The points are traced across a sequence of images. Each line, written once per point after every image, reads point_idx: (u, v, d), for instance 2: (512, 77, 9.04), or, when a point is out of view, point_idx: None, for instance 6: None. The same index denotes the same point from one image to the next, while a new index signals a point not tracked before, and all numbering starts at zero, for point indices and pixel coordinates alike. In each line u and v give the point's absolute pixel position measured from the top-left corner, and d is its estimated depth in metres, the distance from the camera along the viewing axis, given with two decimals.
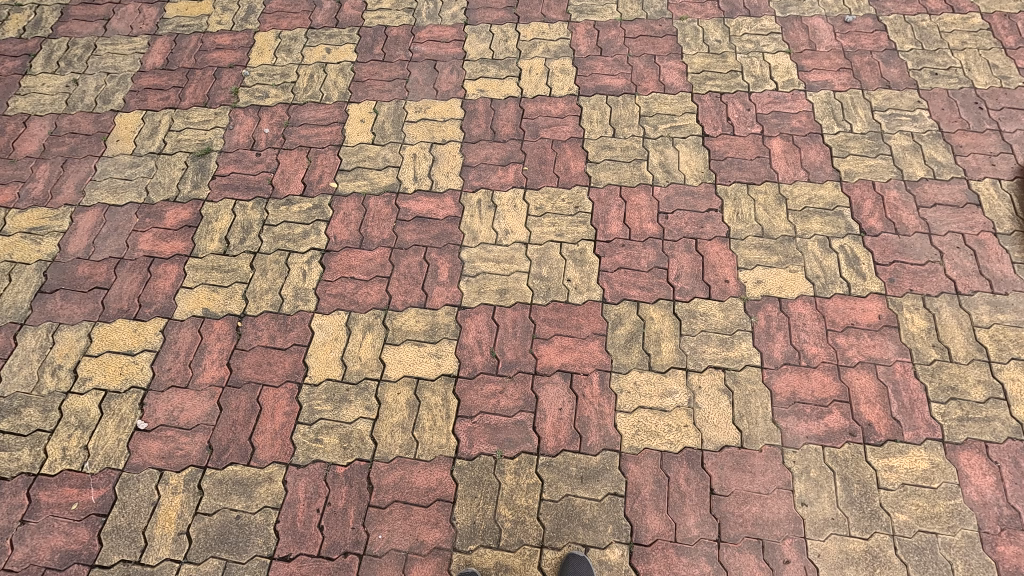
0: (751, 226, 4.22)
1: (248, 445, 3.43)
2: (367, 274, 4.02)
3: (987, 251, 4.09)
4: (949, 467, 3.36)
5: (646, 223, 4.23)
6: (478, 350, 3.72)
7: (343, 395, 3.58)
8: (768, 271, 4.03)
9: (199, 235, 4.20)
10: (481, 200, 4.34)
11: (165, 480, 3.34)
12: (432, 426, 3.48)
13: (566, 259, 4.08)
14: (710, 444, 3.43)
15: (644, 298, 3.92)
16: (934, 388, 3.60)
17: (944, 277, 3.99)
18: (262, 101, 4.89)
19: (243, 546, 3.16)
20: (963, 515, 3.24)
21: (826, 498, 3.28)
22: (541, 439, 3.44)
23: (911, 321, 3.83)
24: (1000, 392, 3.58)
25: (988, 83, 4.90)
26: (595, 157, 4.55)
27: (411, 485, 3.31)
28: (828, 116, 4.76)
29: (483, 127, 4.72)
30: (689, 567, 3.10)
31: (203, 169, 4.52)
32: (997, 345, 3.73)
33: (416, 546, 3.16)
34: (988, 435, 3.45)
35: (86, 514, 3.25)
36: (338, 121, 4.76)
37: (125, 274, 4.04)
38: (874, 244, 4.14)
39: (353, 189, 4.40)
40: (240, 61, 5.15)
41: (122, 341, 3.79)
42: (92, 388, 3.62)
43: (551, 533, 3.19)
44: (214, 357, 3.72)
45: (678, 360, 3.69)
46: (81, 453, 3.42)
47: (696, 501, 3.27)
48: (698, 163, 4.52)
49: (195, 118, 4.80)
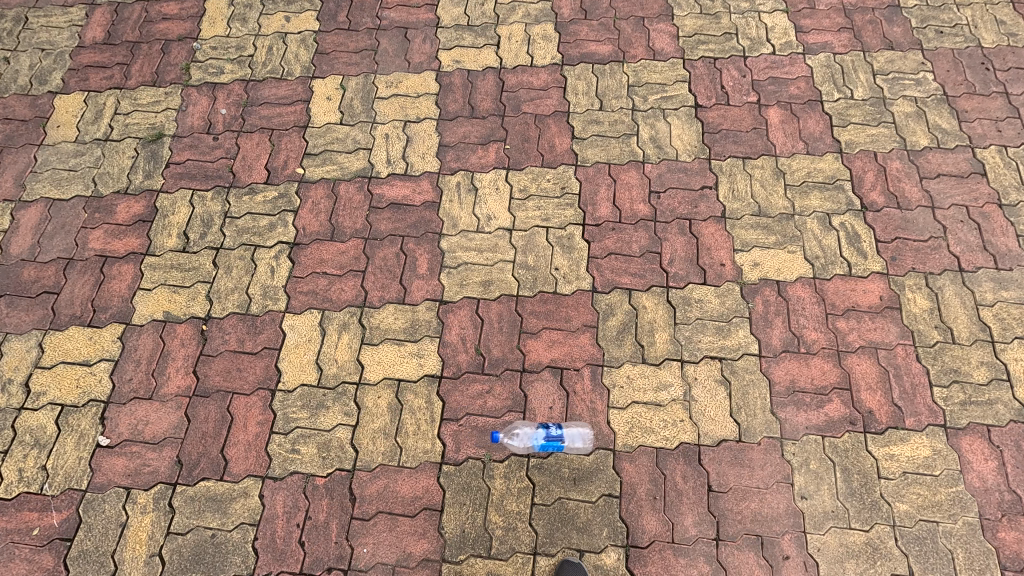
0: (747, 204, 3.99)
1: (220, 459, 3.22)
2: (340, 269, 3.74)
3: (991, 224, 3.91)
4: (950, 454, 3.27)
5: (638, 205, 3.97)
6: (463, 348, 3.51)
7: (319, 401, 3.37)
8: (765, 252, 3.83)
9: (155, 231, 3.87)
10: (461, 183, 4.04)
11: (133, 499, 3.14)
12: (417, 431, 3.29)
13: (552, 245, 3.83)
14: (707, 439, 3.29)
15: (636, 285, 3.70)
16: (936, 371, 3.47)
17: (948, 254, 3.82)
18: (217, 78, 4.47)
19: (221, 566, 3.01)
20: (964, 502, 3.16)
21: (825, 491, 3.18)
22: (532, 440, 3.27)
23: (913, 302, 3.67)
24: (1003, 373, 3.47)
25: (994, 42, 4.62)
26: (581, 133, 4.24)
27: (396, 495, 3.15)
28: (828, 81, 4.47)
29: (460, 102, 4.36)
30: (687, 568, 3.01)
31: (156, 157, 4.14)
32: (1000, 325, 3.60)
33: (404, 559, 3.02)
34: (990, 418, 3.35)
35: (49, 538, 3.06)
36: (301, 99, 4.37)
37: (76, 277, 3.72)
38: (875, 219, 3.94)
39: (321, 175, 4.06)
40: (190, 33, 4.68)
41: (77, 350, 3.51)
42: (47, 403, 3.37)
43: (544, 539, 3.06)
44: (179, 364, 3.46)
45: (672, 351, 3.52)
46: (40, 474, 3.20)
47: (693, 499, 3.15)
48: (691, 136, 4.23)
49: (143, 99, 4.38)
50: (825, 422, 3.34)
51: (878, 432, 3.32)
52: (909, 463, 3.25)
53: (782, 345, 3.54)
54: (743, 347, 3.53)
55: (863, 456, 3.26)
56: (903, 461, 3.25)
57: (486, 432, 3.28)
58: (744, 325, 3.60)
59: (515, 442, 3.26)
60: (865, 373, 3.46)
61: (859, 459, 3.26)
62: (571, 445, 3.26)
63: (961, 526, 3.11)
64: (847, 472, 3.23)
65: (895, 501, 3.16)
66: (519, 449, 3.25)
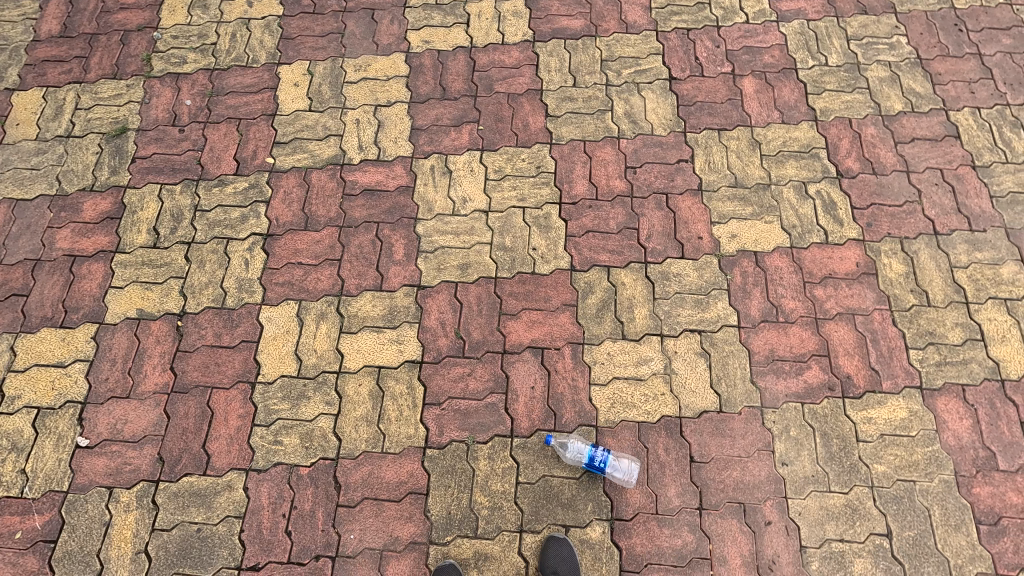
0: (724, 175, 3.97)
1: (202, 454, 3.21)
2: (315, 258, 3.69)
3: (965, 186, 3.93)
4: (927, 415, 3.32)
5: (614, 181, 3.95)
6: (443, 332, 3.49)
7: (300, 391, 3.35)
8: (742, 223, 3.82)
9: (124, 227, 3.79)
10: (434, 166, 3.98)
11: (116, 498, 3.12)
12: (399, 417, 3.29)
13: (529, 225, 3.80)
14: (688, 410, 3.32)
15: (614, 262, 3.69)
16: (912, 334, 3.51)
17: (922, 218, 3.83)
18: (180, 68, 4.35)
19: (208, 559, 3.01)
20: (940, 461, 3.22)
21: (806, 456, 3.23)
22: (515, 420, 3.28)
23: (889, 267, 3.69)
24: (977, 333, 3.52)
25: (967, 2, 4.59)
26: (555, 111, 4.18)
27: (381, 481, 3.15)
28: (803, 49, 4.43)
29: (431, 84, 4.28)
30: (671, 538, 3.06)
31: (121, 151, 4.04)
32: (975, 286, 3.63)
33: (391, 543, 3.04)
34: (965, 377, 3.40)
35: (33, 541, 3.04)
36: (268, 87, 4.27)
37: (45, 277, 3.65)
38: (851, 186, 3.94)
39: (292, 164, 3.99)
40: (149, 22, 4.54)
41: (50, 352, 3.45)
42: (23, 407, 3.32)
43: (529, 516, 3.09)
44: (156, 362, 3.42)
45: (652, 326, 3.52)
46: (20, 478, 3.17)
47: (676, 470, 3.19)
48: (666, 110, 4.19)
49: (104, 93, 4.26)
50: (805, 389, 3.37)
51: (856, 397, 3.36)
52: (886, 425, 3.30)
53: (761, 315, 3.56)
54: (723, 319, 3.54)
55: (842, 420, 3.31)
56: (881, 423, 3.30)
57: (469, 416, 3.28)
58: (723, 297, 3.61)
59: (566, 452, 3.18)
60: (843, 339, 3.50)
61: (837, 424, 3.30)
62: (616, 475, 3.14)
63: (938, 484, 3.17)
64: (826, 437, 3.27)
65: (873, 463, 3.22)
66: (568, 460, 3.17)
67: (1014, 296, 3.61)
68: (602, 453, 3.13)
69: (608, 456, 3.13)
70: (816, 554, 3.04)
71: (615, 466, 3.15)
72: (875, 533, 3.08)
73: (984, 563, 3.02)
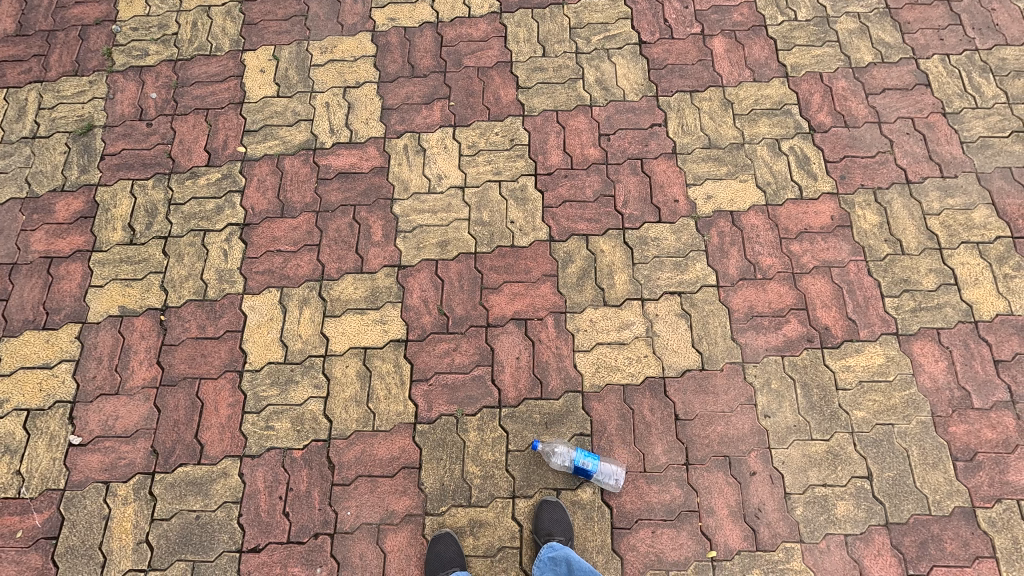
0: (697, 137, 3.97)
1: (195, 444, 3.25)
2: (294, 245, 3.69)
3: (937, 134, 3.95)
4: (903, 359, 3.40)
5: (588, 149, 3.94)
6: (426, 310, 3.52)
7: (288, 376, 3.38)
8: (718, 184, 3.84)
9: (99, 226, 3.76)
10: (408, 145, 3.96)
11: (113, 492, 3.16)
12: (388, 395, 3.33)
13: (506, 199, 3.80)
14: (671, 370, 3.38)
15: (592, 231, 3.71)
16: (888, 283, 3.57)
17: (895, 167, 3.87)
18: (143, 61, 4.27)
19: (209, 545, 3.07)
20: (917, 403, 3.31)
21: (787, 407, 3.31)
22: (502, 391, 3.34)
23: (864, 218, 3.73)
24: (950, 277, 3.58)
25: None
26: (526, 82, 4.15)
27: (374, 458, 3.21)
28: (772, 5, 4.39)
29: (400, 62, 4.22)
30: (660, 494, 3.15)
31: (89, 149, 3.99)
32: (947, 232, 3.69)
33: (387, 517, 3.11)
34: (940, 321, 3.48)
35: (34, 539, 3.09)
36: (234, 75, 4.20)
37: (23, 281, 3.63)
38: (824, 140, 3.96)
39: (263, 152, 3.95)
40: (107, 15, 4.43)
41: (35, 354, 3.46)
42: (13, 410, 3.34)
43: (521, 482, 3.17)
44: (142, 357, 3.44)
45: (632, 290, 3.56)
46: (16, 479, 3.20)
47: (662, 429, 3.26)
48: (637, 75, 4.17)
49: (67, 91, 4.18)
50: (784, 343, 3.44)
51: (835, 346, 3.43)
52: (864, 372, 3.38)
53: (739, 273, 3.60)
54: (702, 279, 3.59)
55: (821, 370, 3.38)
56: (859, 370, 3.38)
57: (457, 390, 3.34)
58: (701, 258, 3.64)
59: (554, 458, 3.17)
60: (820, 292, 3.55)
61: (817, 373, 3.37)
62: (604, 481, 3.15)
63: (915, 425, 3.27)
64: (807, 387, 3.35)
65: (853, 409, 3.30)
66: (556, 467, 3.17)
67: (985, 239, 3.67)
68: (590, 460, 3.11)
69: (596, 462, 3.12)
70: (801, 499, 3.14)
71: (603, 471, 3.15)
72: (857, 476, 3.18)
73: (961, 497, 3.13)
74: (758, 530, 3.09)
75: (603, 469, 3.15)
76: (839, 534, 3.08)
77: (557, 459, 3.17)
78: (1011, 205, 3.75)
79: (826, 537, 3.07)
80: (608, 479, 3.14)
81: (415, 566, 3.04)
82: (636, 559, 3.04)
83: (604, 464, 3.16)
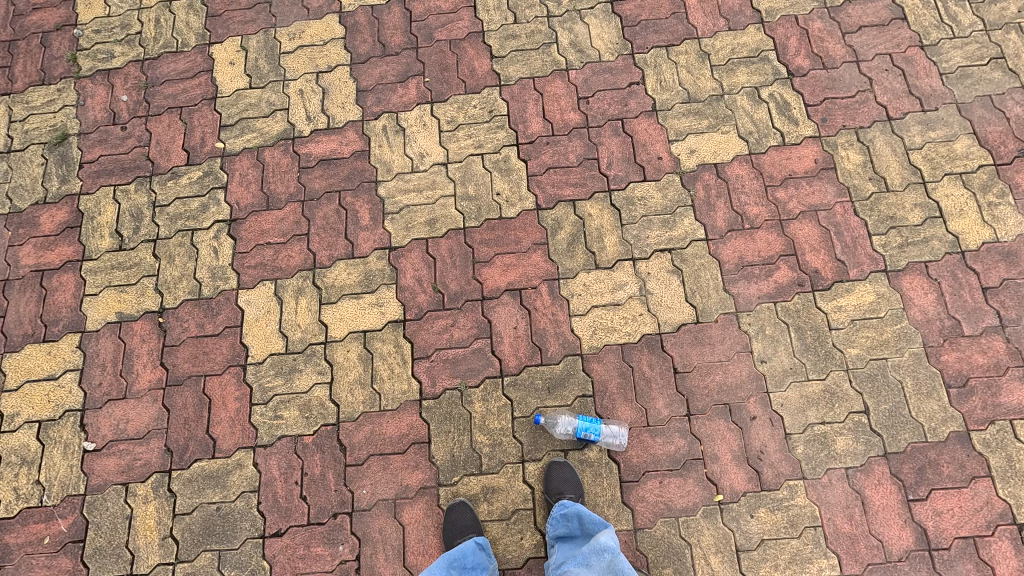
0: (676, 92, 3.94)
1: (208, 439, 3.31)
2: (283, 236, 3.69)
3: (916, 67, 3.93)
4: (893, 295, 3.45)
5: (568, 114, 3.92)
6: (420, 289, 3.55)
7: (291, 366, 3.42)
8: (700, 137, 3.83)
9: (86, 235, 3.76)
10: (387, 126, 3.93)
11: (133, 492, 3.24)
12: (391, 375, 3.38)
13: (490, 171, 3.80)
14: (667, 326, 3.43)
15: (578, 195, 3.72)
16: (875, 221, 3.60)
17: (875, 105, 3.86)
18: (109, 63, 4.19)
19: (232, 533, 3.16)
20: (909, 336, 3.38)
21: (783, 351, 3.37)
22: (503, 361, 3.39)
23: (847, 158, 3.74)
24: (936, 210, 3.61)
25: None
26: (500, 51, 4.10)
27: (383, 436, 3.28)
28: None
29: (370, 42, 4.15)
30: (665, 445, 3.23)
31: (66, 159, 3.95)
32: (931, 165, 3.70)
33: (403, 491, 3.20)
34: (927, 255, 3.52)
35: (62, 543, 3.18)
36: (203, 69, 4.14)
37: (18, 296, 3.64)
38: (803, 84, 3.94)
39: (242, 145, 3.92)
40: (67, 20, 4.33)
41: (39, 367, 3.49)
42: (24, 423, 3.39)
43: (529, 447, 3.25)
44: (145, 360, 3.47)
45: (623, 251, 3.59)
46: (37, 489, 3.27)
47: (662, 383, 3.33)
48: (611, 34, 4.11)
49: (36, 101, 4.11)
50: (776, 289, 3.48)
51: (826, 288, 3.48)
52: (856, 311, 3.43)
53: (727, 225, 3.63)
54: (690, 234, 3.61)
55: (814, 312, 3.44)
56: (851, 310, 3.44)
57: (459, 364, 3.39)
58: (689, 214, 3.66)
59: (558, 428, 3.24)
60: (808, 236, 3.58)
61: (810, 316, 3.43)
62: (608, 441, 3.23)
63: (908, 357, 3.34)
64: (801, 330, 3.41)
65: (847, 347, 3.37)
66: (561, 436, 3.24)
67: (968, 168, 3.69)
68: (592, 425, 3.19)
69: (598, 425, 3.20)
70: (801, 439, 3.23)
71: (606, 433, 3.23)
72: (854, 412, 3.27)
73: (956, 422, 3.22)
74: (761, 471, 3.19)
75: (606, 431, 3.23)
76: (840, 468, 3.18)
77: (561, 429, 3.23)
78: (993, 132, 3.76)
79: (828, 472, 3.17)
80: (612, 440, 3.23)
81: (433, 535, 3.13)
82: (646, 509, 3.14)
83: (606, 427, 3.24)
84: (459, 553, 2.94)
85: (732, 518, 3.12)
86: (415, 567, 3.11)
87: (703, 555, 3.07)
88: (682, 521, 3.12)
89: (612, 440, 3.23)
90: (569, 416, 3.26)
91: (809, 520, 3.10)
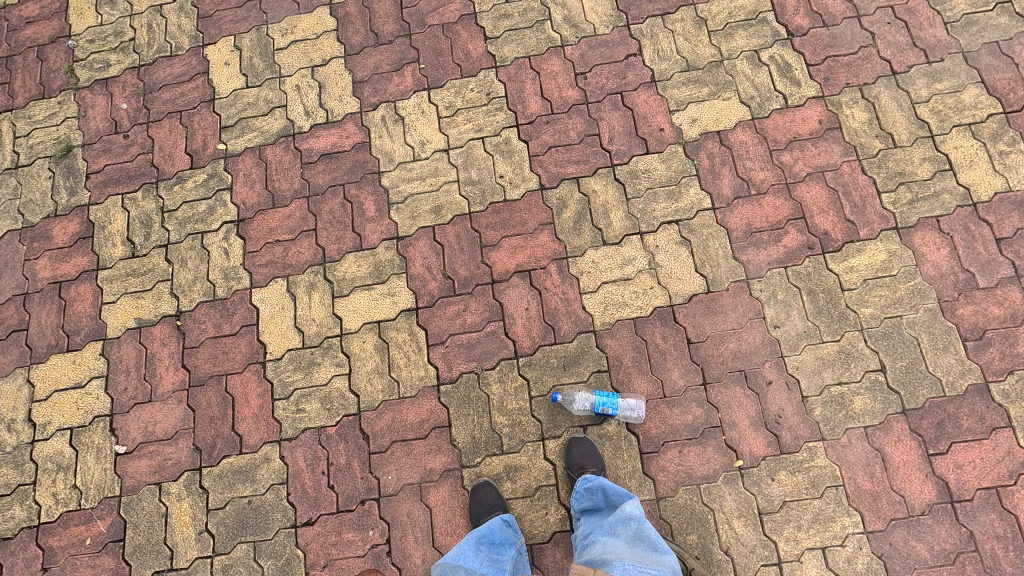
0: (675, 61, 3.89)
1: (234, 436, 3.39)
2: (291, 233, 3.72)
3: (919, 18, 3.84)
4: (905, 252, 3.43)
5: (566, 91, 3.88)
6: (431, 276, 3.57)
7: (309, 360, 3.48)
8: (701, 106, 3.79)
9: (98, 244, 3.81)
10: (385, 116, 3.92)
11: (166, 491, 3.33)
12: (408, 363, 3.43)
13: (491, 154, 3.79)
14: (678, 297, 3.44)
15: (582, 173, 3.70)
16: (883, 178, 3.56)
17: (879, 60, 3.78)
18: (106, 72, 4.21)
19: (265, 525, 3.25)
20: (923, 292, 3.36)
21: (795, 315, 3.37)
22: (516, 342, 3.42)
23: (852, 117, 3.68)
24: (945, 163, 3.56)
25: None
26: (494, 32, 4.05)
27: (405, 423, 3.34)
28: None
29: (362, 32, 4.13)
30: (682, 415, 3.26)
31: (73, 171, 3.99)
32: (938, 118, 3.64)
33: (427, 475, 3.27)
34: (938, 210, 3.48)
35: (103, 543, 3.29)
36: (199, 72, 4.14)
37: (39, 308, 3.72)
38: (804, 44, 3.86)
39: (244, 145, 3.93)
40: (60, 32, 4.35)
41: (65, 376, 3.58)
42: (56, 430, 3.48)
43: (548, 425, 3.29)
44: (167, 363, 3.54)
45: (630, 226, 3.58)
46: (74, 493, 3.37)
47: (676, 354, 3.35)
48: (605, 6, 4.04)
49: (38, 115, 4.15)
50: (785, 254, 3.47)
51: (836, 250, 3.46)
52: (868, 270, 3.41)
53: (733, 193, 3.60)
54: (697, 204, 3.59)
55: (825, 274, 3.42)
56: (862, 269, 3.42)
57: (474, 349, 3.43)
58: (694, 183, 3.64)
59: (575, 405, 3.27)
60: (816, 198, 3.55)
61: (822, 279, 3.42)
62: (627, 415, 3.27)
63: (923, 313, 3.33)
64: (813, 294, 3.40)
65: (861, 307, 3.36)
66: (579, 412, 3.27)
67: (977, 119, 3.62)
68: (610, 399, 3.22)
69: (616, 398, 3.23)
70: (817, 401, 3.24)
71: (624, 406, 3.26)
72: (870, 370, 3.27)
73: (974, 375, 3.22)
74: (780, 435, 3.21)
75: (623, 405, 3.27)
76: (859, 427, 3.19)
77: (578, 406, 3.26)
78: (1001, 80, 3.68)
79: (847, 432, 3.19)
80: (629, 412, 3.26)
81: (460, 515, 3.20)
82: (667, 478, 3.18)
83: (623, 401, 3.27)
84: (486, 529, 3.00)
85: (753, 482, 3.15)
86: (444, 547, 3.18)
87: (726, 520, 3.11)
88: (703, 488, 3.16)
89: (629, 412, 3.26)
90: (586, 394, 3.28)
91: (830, 480, 3.13)
